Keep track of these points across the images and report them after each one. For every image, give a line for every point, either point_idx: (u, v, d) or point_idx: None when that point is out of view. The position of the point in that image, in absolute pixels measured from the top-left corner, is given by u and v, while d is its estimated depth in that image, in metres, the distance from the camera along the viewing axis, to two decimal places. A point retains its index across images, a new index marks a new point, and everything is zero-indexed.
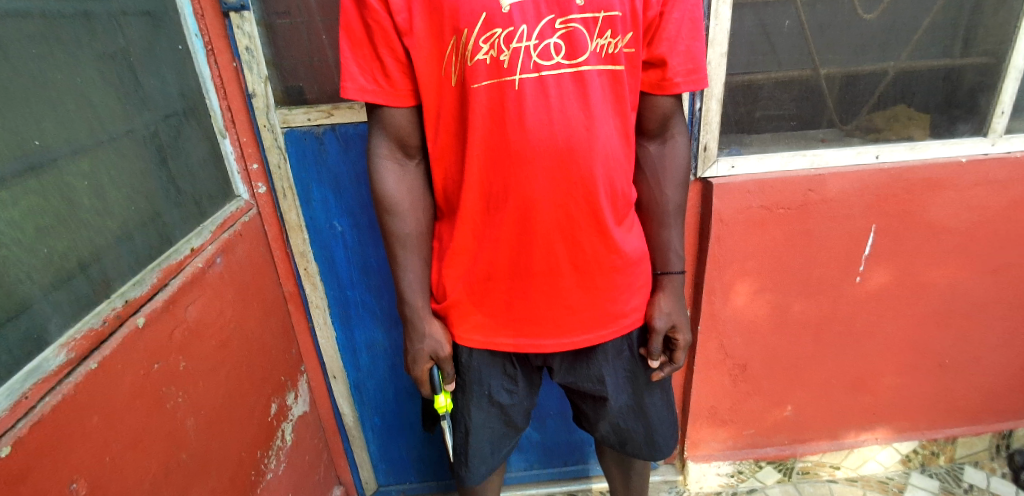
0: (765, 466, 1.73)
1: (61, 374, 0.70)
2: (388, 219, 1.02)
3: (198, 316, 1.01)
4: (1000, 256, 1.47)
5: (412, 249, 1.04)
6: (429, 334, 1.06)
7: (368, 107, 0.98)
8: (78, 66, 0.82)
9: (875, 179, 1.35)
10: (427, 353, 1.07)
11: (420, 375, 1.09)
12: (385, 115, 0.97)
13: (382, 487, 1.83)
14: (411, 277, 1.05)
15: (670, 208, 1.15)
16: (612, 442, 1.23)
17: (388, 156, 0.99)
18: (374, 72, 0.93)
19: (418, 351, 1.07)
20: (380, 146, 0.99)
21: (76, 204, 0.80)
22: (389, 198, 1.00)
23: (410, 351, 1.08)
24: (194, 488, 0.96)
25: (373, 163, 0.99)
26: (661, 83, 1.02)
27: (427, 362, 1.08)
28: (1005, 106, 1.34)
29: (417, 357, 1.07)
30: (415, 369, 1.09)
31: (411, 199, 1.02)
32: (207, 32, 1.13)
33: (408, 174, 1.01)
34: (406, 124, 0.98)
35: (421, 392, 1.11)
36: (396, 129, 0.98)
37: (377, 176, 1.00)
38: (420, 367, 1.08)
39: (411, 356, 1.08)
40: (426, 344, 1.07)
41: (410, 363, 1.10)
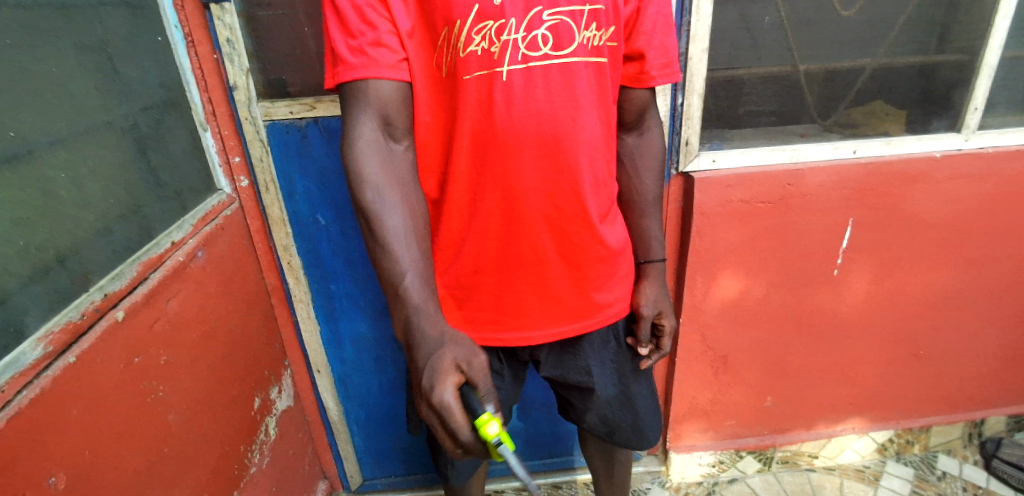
0: (746, 456, 1.76)
1: (39, 368, 0.70)
2: (377, 204, 0.88)
3: (179, 309, 1.01)
4: (973, 249, 1.51)
5: (405, 236, 0.89)
6: (450, 341, 0.83)
7: (350, 83, 0.86)
8: (56, 56, 0.81)
9: (853, 173, 1.37)
10: (452, 357, 0.80)
11: (451, 399, 0.75)
12: (370, 87, 0.85)
13: (367, 481, 1.83)
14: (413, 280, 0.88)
15: (648, 198, 1.17)
16: (599, 432, 1.23)
17: (375, 133, 0.87)
18: (364, 47, 0.83)
19: (437, 359, 0.80)
20: (364, 123, 0.87)
21: (54, 197, 0.79)
22: (375, 178, 0.88)
23: (426, 368, 0.80)
24: (175, 482, 0.96)
25: (356, 141, 0.86)
26: (638, 77, 1.04)
27: (454, 377, 0.78)
28: (979, 102, 1.36)
29: (440, 371, 0.78)
30: (438, 394, 0.76)
31: (400, 181, 0.91)
32: (187, 24, 1.12)
33: (396, 154, 0.91)
34: (392, 98, 0.88)
35: (459, 431, 0.73)
36: (383, 104, 0.87)
37: (361, 158, 0.87)
38: (445, 387, 0.76)
39: (430, 375, 0.79)
40: (447, 345, 0.82)
41: (430, 391, 0.77)
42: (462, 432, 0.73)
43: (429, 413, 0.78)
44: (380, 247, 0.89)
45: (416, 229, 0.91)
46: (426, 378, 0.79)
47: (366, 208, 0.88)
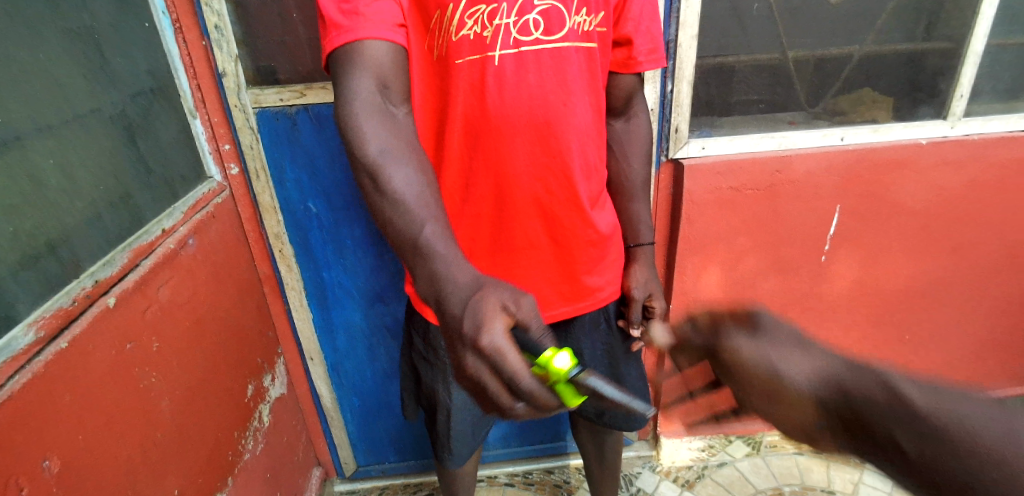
0: (734, 439, 1.82)
1: (30, 353, 0.70)
2: (383, 164, 0.77)
3: (170, 296, 1.01)
4: (958, 236, 1.53)
5: (419, 192, 0.77)
6: (492, 283, 0.67)
7: (342, 49, 0.80)
8: (44, 44, 0.81)
9: (839, 160, 1.39)
10: (500, 297, 0.64)
11: (503, 342, 0.59)
12: (363, 49, 0.80)
13: (361, 467, 1.84)
14: (435, 232, 0.74)
15: (637, 184, 1.19)
16: (590, 413, 1.26)
17: (372, 95, 0.79)
18: (358, 9, 0.79)
19: (479, 301, 0.64)
20: (359, 84, 0.79)
21: (43, 183, 0.79)
22: (378, 139, 0.78)
23: (467, 310, 0.64)
24: (169, 467, 0.97)
25: (353, 103, 0.79)
26: (626, 62, 1.06)
27: (502, 320, 0.61)
28: (964, 89, 1.38)
29: (487, 312, 0.62)
30: (486, 336, 0.60)
31: (405, 142, 0.81)
32: (175, 9, 1.13)
33: (398, 118, 0.83)
34: (386, 61, 0.82)
35: (523, 380, 0.57)
36: (378, 66, 0.81)
37: (360, 120, 0.78)
38: (495, 329, 0.60)
39: (474, 316, 0.63)
40: (489, 289, 0.66)
41: (475, 333, 0.61)
42: (520, 382, 0.57)
43: (472, 364, 0.61)
44: (392, 207, 0.76)
45: (429, 186, 0.79)
46: (467, 321, 0.63)
47: (371, 171, 0.77)
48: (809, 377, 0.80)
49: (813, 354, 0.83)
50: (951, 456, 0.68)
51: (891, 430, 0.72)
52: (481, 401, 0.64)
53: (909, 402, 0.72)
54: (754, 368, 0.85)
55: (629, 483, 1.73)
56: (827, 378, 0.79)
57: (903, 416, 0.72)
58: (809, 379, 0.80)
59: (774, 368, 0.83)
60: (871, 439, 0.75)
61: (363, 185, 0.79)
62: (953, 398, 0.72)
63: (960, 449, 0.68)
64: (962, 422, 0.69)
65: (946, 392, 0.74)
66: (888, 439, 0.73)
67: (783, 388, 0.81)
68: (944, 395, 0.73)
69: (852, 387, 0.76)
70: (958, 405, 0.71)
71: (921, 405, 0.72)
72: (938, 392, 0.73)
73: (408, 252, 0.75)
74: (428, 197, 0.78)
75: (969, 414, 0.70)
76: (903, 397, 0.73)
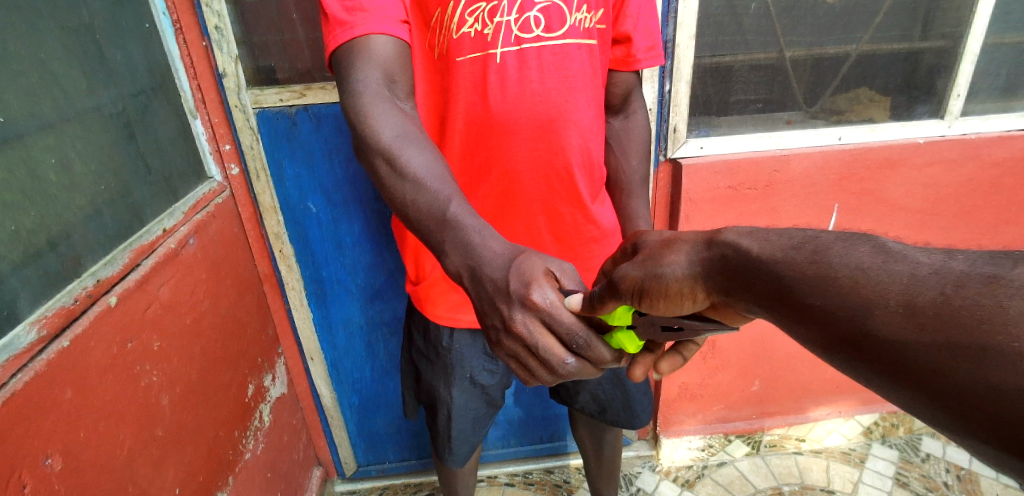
0: (733, 439, 1.81)
1: (33, 351, 0.71)
2: (401, 149, 0.78)
3: (171, 295, 1.02)
4: (955, 234, 1.54)
5: (437, 173, 0.78)
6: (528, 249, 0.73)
7: (347, 47, 0.81)
8: (42, 40, 0.82)
9: (836, 159, 1.40)
10: (538, 257, 0.70)
11: (556, 299, 0.66)
12: (368, 45, 0.81)
13: (360, 467, 1.85)
14: (461, 208, 0.75)
15: (636, 179, 1.19)
16: (591, 411, 1.27)
17: (380, 88, 0.80)
18: (361, 4, 0.80)
19: (521, 264, 0.69)
20: (367, 76, 0.80)
21: (44, 180, 0.80)
22: (393, 126, 0.79)
23: (510, 271, 0.69)
24: (170, 464, 0.98)
25: (361, 95, 0.79)
26: (625, 60, 1.07)
27: (547, 281, 0.68)
28: (960, 89, 1.39)
29: (532, 272, 0.68)
30: (539, 293, 0.66)
31: (418, 130, 0.82)
32: (175, 10, 1.14)
33: (407, 111, 0.84)
34: (392, 54, 0.82)
35: (578, 329, 0.65)
36: (383, 61, 0.81)
37: (372, 108, 0.79)
38: (545, 287, 0.67)
39: (519, 276, 0.68)
40: (525, 250, 0.71)
41: (526, 292, 0.67)
42: (578, 333, 0.65)
43: (524, 321, 0.67)
44: (413, 190, 0.77)
45: (446, 167, 0.80)
46: (513, 281, 0.68)
47: (388, 155, 0.78)
48: (687, 268, 0.57)
49: (685, 238, 0.61)
50: (852, 322, 0.42)
51: (786, 304, 0.47)
52: (527, 357, 0.70)
53: (787, 259, 0.47)
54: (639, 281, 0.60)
55: (629, 483, 1.73)
56: (700, 260, 0.56)
57: (771, 281, 0.48)
58: (687, 271, 0.57)
59: (647, 271, 0.60)
60: (787, 325, 0.48)
61: (379, 172, 0.79)
62: (822, 238, 0.47)
63: (843, 306, 0.43)
64: (827, 269, 0.44)
65: (821, 236, 0.48)
66: (812, 321, 0.45)
67: (664, 293, 0.59)
68: (814, 237, 0.48)
69: (721, 253, 0.54)
70: (828, 249, 0.46)
71: (784, 256, 0.48)
72: (800, 236, 0.49)
73: (435, 235, 0.75)
74: (448, 176, 0.79)
75: (845, 262, 0.44)
76: (771, 254, 0.49)
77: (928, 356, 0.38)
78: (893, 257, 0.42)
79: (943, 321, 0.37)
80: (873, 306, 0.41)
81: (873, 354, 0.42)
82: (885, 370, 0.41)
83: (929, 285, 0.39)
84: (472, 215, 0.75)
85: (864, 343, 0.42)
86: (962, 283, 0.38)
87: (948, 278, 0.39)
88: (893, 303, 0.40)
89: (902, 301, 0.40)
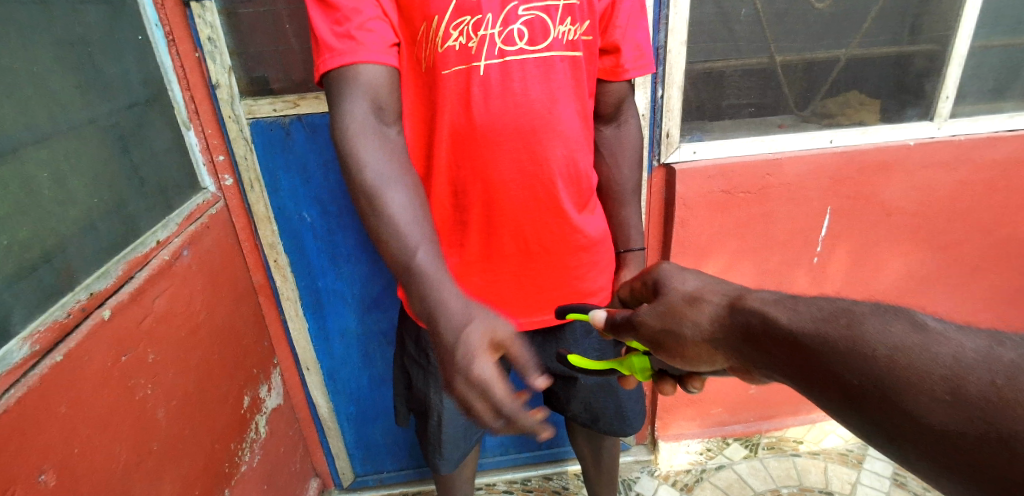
0: (732, 442, 1.82)
1: (26, 366, 0.70)
2: (382, 186, 0.79)
3: (166, 306, 1.02)
4: (949, 234, 1.55)
5: (411, 217, 0.79)
6: (481, 315, 0.68)
7: (335, 71, 0.81)
8: (36, 54, 0.82)
9: (829, 162, 1.41)
10: (489, 326, 0.66)
11: (494, 373, 0.61)
12: (358, 73, 0.81)
13: (358, 477, 1.84)
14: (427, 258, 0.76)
15: (627, 188, 1.21)
16: (584, 420, 1.26)
17: (369, 118, 0.82)
18: (351, 32, 0.80)
19: (472, 331, 0.66)
20: (356, 106, 0.81)
21: (38, 194, 0.79)
22: (376, 165, 0.80)
23: (458, 339, 0.66)
24: (165, 477, 0.97)
25: (348, 125, 0.81)
26: (614, 70, 1.07)
27: (493, 354, 0.63)
28: (949, 91, 1.41)
29: (479, 341, 0.64)
30: (478, 366, 0.62)
31: (400, 163, 0.83)
32: (168, 22, 1.14)
33: (393, 138, 0.85)
34: (383, 82, 0.83)
35: (511, 409, 0.60)
36: (373, 89, 0.82)
37: (358, 140, 0.81)
38: (486, 359, 0.63)
39: (465, 344, 0.65)
40: (475, 315, 0.68)
41: (467, 361, 0.63)
42: (509, 411, 0.60)
43: (461, 391, 0.63)
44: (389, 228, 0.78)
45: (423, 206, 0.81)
46: (459, 348, 0.65)
47: (370, 190, 0.80)
48: (708, 329, 0.63)
49: (711, 295, 0.65)
50: (882, 396, 0.45)
51: (810, 371, 0.51)
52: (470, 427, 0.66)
53: (818, 330, 0.50)
54: (659, 334, 0.68)
55: (628, 488, 1.72)
56: (720, 320, 0.62)
57: (795, 351, 0.52)
58: (707, 332, 0.63)
59: (666, 323, 0.68)
60: (809, 391, 0.52)
61: (360, 205, 0.81)
62: (856, 311, 0.50)
63: (875, 379, 0.46)
64: (860, 344, 0.47)
65: (856, 310, 0.50)
66: (841, 391, 0.48)
67: (682, 351, 0.66)
68: (848, 310, 0.51)
69: (743, 320, 0.58)
70: (861, 323, 0.49)
71: (815, 327, 0.51)
72: (831, 306, 0.52)
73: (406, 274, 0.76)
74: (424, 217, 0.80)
75: (879, 338, 0.47)
76: (797, 324, 0.52)
77: (973, 444, 0.40)
78: (935, 338, 0.45)
79: (987, 410, 0.40)
80: (909, 384, 0.43)
81: (913, 436, 0.43)
82: (925, 453, 0.43)
83: (980, 375, 0.41)
84: (436, 269, 0.75)
85: (892, 417, 0.45)
86: (1013, 374, 0.40)
87: (996, 368, 0.41)
88: (936, 386, 0.42)
89: (946, 387, 0.42)
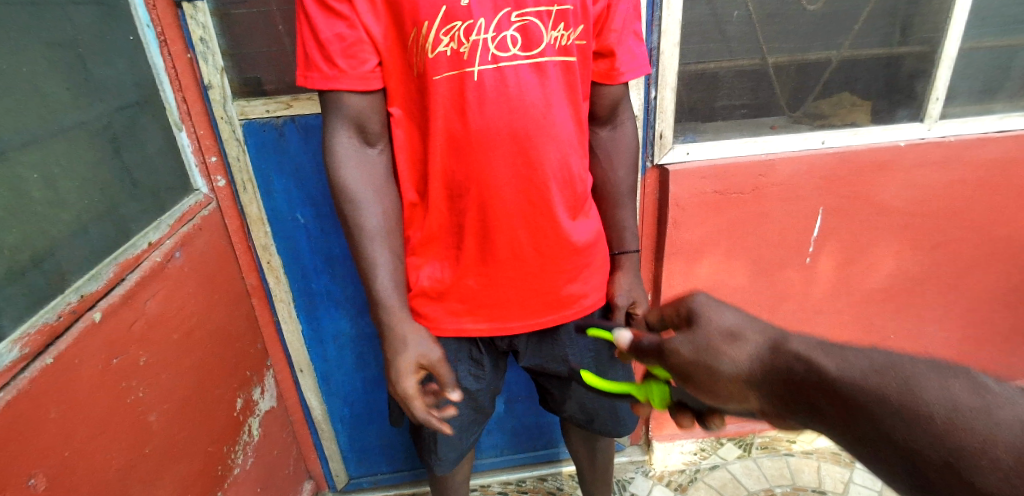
0: (726, 442, 1.83)
1: (15, 369, 0.70)
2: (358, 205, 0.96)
3: (158, 309, 1.01)
4: (940, 234, 1.56)
5: (382, 234, 0.98)
6: (412, 343, 0.98)
7: (323, 93, 0.91)
8: (27, 56, 0.81)
9: (822, 163, 1.42)
10: (415, 351, 0.98)
11: (411, 389, 0.96)
12: (341, 100, 0.91)
13: (353, 479, 1.83)
14: (383, 276, 0.98)
15: (623, 190, 1.21)
16: (580, 420, 1.26)
17: (350, 142, 0.94)
18: (332, 58, 0.87)
19: (403, 353, 0.98)
20: (340, 130, 0.93)
21: (29, 198, 0.79)
22: (355, 189, 0.96)
23: (392, 360, 0.98)
24: (158, 482, 0.96)
25: (333, 149, 0.94)
26: (609, 73, 1.07)
27: (413, 375, 0.97)
28: (939, 92, 1.42)
29: (405, 363, 0.97)
30: (403, 382, 0.97)
31: (377, 183, 0.97)
32: (159, 22, 1.13)
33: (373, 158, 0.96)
34: (365, 107, 0.92)
35: (416, 411, 0.97)
36: (356, 114, 0.92)
37: (340, 163, 0.94)
38: (409, 377, 0.97)
39: (395, 366, 0.98)
40: (409, 343, 0.99)
41: (396, 378, 0.97)
42: (419, 413, 0.97)
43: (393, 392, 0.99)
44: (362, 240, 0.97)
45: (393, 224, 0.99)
46: (393, 366, 0.98)
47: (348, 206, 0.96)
48: (747, 368, 0.62)
49: (748, 332, 0.65)
50: (940, 454, 0.48)
51: (859, 426, 0.53)
52: None
53: (872, 383, 0.53)
54: (689, 368, 0.66)
55: (623, 488, 1.72)
56: (764, 362, 0.61)
57: (846, 402, 0.53)
58: (746, 371, 0.62)
59: (700, 355, 0.65)
60: (856, 443, 0.54)
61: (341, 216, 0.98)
62: (910, 369, 0.53)
63: (937, 445, 0.48)
64: (917, 401, 0.50)
65: (909, 367, 0.53)
66: (893, 445, 0.51)
67: (713, 387, 0.64)
68: (899, 366, 0.53)
69: (789, 363, 0.59)
70: (918, 380, 0.51)
71: (869, 380, 0.53)
72: (881, 359, 0.55)
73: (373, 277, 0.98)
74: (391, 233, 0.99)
75: (937, 396, 0.50)
76: (850, 378, 0.54)
77: None
78: (994, 400, 0.48)
79: None
80: (972, 444, 0.46)
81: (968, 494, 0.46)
82: None
83: None
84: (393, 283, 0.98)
85: (950, 478, 0.47)
86: None
87: None
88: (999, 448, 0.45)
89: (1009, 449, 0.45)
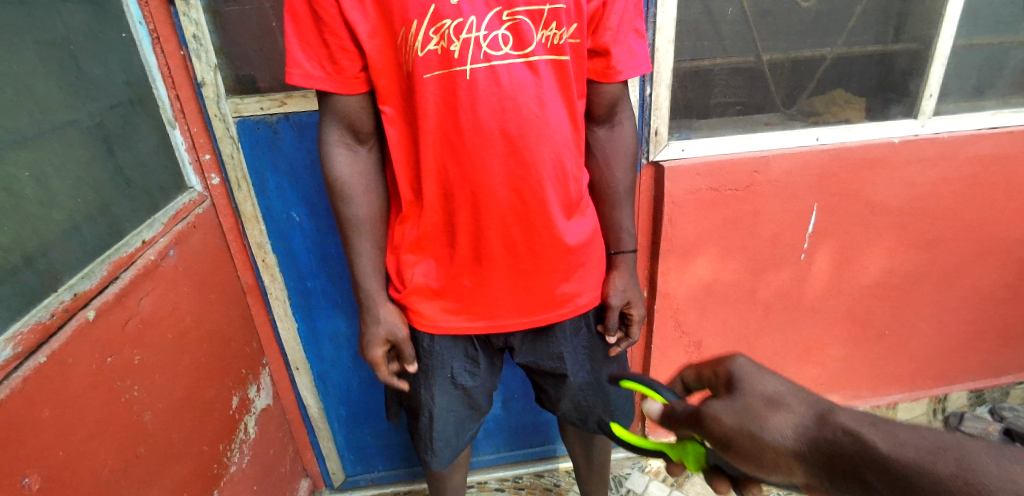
0: None
1: (9, 368, 0.69)
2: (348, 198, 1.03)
3: (152, 308, 1.00)
4: (934, 230, 1.57)
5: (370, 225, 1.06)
6: (384, 319, 1.08)
7: (320, 94, 0.97)
8: (17, 55, 0.80)
9: (817, 160, 1.42)
10: (385, 328, 1.08)
11: (377, 357, 1.09)
12: (336, 102, 0.96)
13: (349, 478, 1.83)
14: (366, 265, 1.07)
15: (620, 191, 1.21)
16: (573, 420, 1.26)
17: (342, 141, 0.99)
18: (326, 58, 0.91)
19: (376, 328, 1.08)
20: (334, 130, 0.98)
21: (20, 197, 0.78)
22: (347, 184, 1.02)
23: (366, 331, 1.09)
24: (152, 483, 0.96)
25: (329, 146, 0.99)
26: (605, 71, 1.06)
27: (380, 347, 1.09)
28: (932, 89, 1.43)
29: (376, 337, 1.09)
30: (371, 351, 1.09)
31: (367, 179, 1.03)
32: (152, 20, 1.12)
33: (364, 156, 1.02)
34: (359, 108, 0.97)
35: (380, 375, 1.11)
36: (348, 115, 0.97)
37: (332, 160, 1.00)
38: (376, 348, 1.09)
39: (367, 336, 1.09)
40: (382, 320, 1.08)
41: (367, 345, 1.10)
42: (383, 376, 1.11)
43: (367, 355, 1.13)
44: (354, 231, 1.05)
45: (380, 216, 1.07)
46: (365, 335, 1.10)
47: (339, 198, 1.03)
48: (794, 441, 0.56)
49: (790, 399, 0.59)
50: None
51: None
52: None
53: (930, 470, 0.49)
54: (728, 437, 0.59)
55: (619, 484, 1.73)
56: (809, 434, 0.56)
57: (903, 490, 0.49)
58: (794, 446, 0.56)
59: (744, 423, 0.58)
60: None
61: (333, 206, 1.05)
62: (970, 449, 0.49)
63: None
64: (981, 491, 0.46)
65: (965, 446, 0.50)
66: None
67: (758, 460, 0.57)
68: (954, 447, 0.50)
69: (839, 441, 0.54)
70: (975, 464, 0.48)
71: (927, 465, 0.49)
72: (936, 439, 0.51)
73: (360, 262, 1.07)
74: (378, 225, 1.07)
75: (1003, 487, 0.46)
76: (902, 457, 0.50)
77: None
78: None
79: None
80: None
81: None
82: None
83: None
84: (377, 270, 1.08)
85: None
86: None
87: None
88: None
89: None
